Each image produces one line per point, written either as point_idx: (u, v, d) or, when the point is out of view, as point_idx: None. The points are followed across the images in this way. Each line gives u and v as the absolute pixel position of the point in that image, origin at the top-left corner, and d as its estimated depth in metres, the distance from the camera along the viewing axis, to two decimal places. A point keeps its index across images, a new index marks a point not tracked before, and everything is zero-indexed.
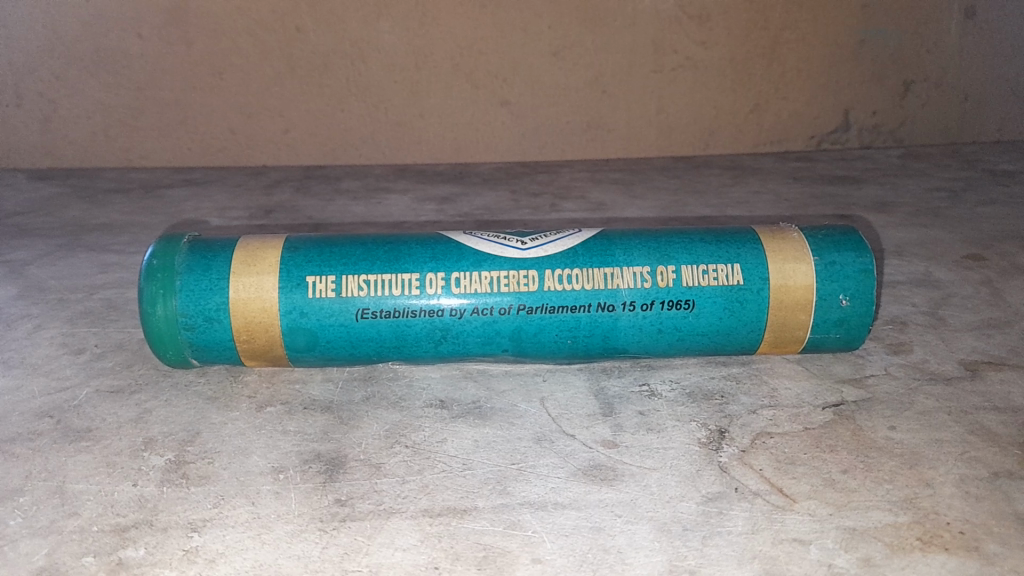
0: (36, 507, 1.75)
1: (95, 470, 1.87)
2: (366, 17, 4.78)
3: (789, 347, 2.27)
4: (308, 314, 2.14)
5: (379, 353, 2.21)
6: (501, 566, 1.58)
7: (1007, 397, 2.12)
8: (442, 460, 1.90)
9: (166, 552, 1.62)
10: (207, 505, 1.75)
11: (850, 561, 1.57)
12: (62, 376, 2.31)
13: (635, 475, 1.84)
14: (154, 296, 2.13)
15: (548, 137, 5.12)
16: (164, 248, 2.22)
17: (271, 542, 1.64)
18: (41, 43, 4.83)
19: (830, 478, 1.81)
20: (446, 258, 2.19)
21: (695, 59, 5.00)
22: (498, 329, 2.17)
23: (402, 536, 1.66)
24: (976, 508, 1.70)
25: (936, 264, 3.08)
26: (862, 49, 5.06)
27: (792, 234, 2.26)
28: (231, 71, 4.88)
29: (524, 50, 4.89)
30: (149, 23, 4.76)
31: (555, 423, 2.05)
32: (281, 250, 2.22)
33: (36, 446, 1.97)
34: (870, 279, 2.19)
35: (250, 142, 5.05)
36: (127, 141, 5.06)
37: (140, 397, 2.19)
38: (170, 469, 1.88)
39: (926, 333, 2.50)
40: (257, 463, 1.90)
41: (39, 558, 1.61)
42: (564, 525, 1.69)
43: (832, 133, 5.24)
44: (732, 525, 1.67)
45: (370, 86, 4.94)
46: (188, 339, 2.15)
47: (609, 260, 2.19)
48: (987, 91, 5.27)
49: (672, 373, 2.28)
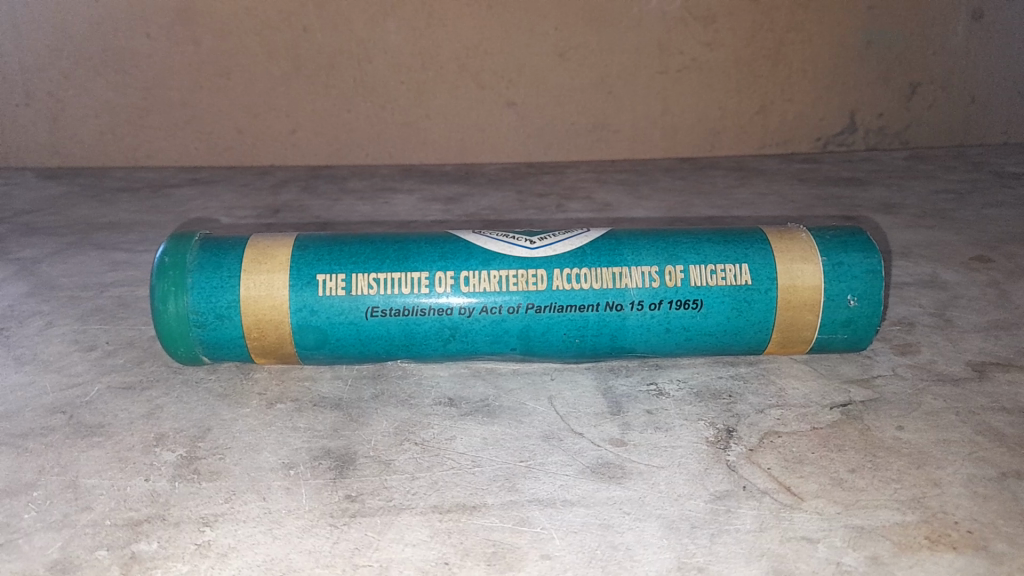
0: (49, 502, 1.77)
1: (107, 465, 1.89)
2: (373, 18, 4.79)
3: (796, 347, 2.27)
4: (317, 312, 2.15)
5: (388, 351, 2.22)
6: (511, 562, 1.59)
7: (1014, 397, 2.13)
8: (451, 458, 1.91)
9: (178, 546, 1.64)
10: (218, 500, 1.77)
11: (857, 559, 1.58)
12: (73, 372, 2.33)
13: (643, 473, 1.84)
14: (165, 294, 2.15)
15: (554, 138, 5.13)
16: (175, 246, 2.23)
17: (282, 537, 1.66)
18: (50, 43, 4.86)
19: (838, 477, 1.82)
20: (455, 256, 2.20)
21: (701, 61, 5.01)
22: (507, 328, 2.18)
23: (411, 532, 1.67)
24: (983, 507, 1.71)
25: (943, 265, 3.09)
26: (868, 51, 5.06)
27: (799, 235, 2.27)
28: (238, 71, 4.90)
29: (531, 51, 4.90)
30: (157, 23, 4.79)
31: (563, 422, 2.06)
32: (291, 248, 2.23)
33: (49, 441, 1.98)
34: (877, 279, 2.20)
35: (257, 141, 5.07)
36: (135, 140, 5.08)
37: (151, 393, 2.20)
38: (182, 465, 1.89)
39: (933, 334, 2.50)
40: (267, 459, 1.91)
41: (53, 551, 1.62)
42: (572, 522, 1.69)
43: (838, 135, 5.24)
44: (740, 523, 1.68)
45: (377, 87, 4.96)
46: (198, 337, 2.17)
47: (617, 260, 2.20)
48: (993, 93, 5.27)
49: (679, 373, 2.28)
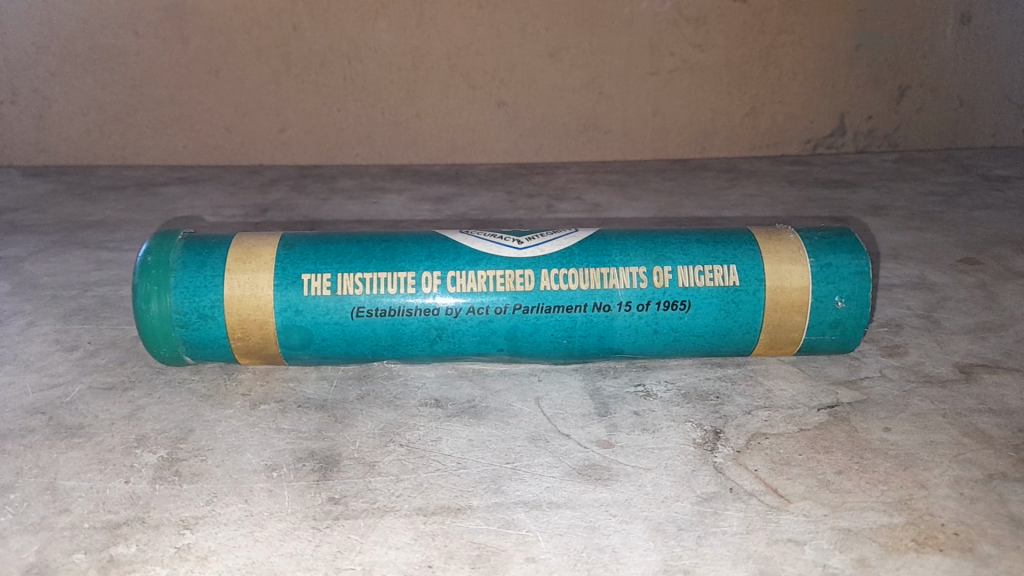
0: (27, 504, 1.74)
1: (87, 467, 1.86)
2: (363, 17, 4.78)
3: (784, 348, 2.26)
4: (303, 312, 2.13)
5: (374, 352, 2.20)
6: (495, 565, 1.57)
7: (1001, 399, 2.12)
8: (437, 459, 1.89)
9: (158, 549, 1.61)
10: (199, 503, 1.74)
11: (845, 562, 1.57)
12: (54, 373, 2.30)
13: (630, 475, 1.83)
14: (148, 293, 2.12)
15: (544, 139, 5.11)
16: (159, 244, 2.21)
17: (264, 540, 1.63)
18: (37, 39, 4.81)
19: (825, 478, 1.81)
20: (442, 257, 2.19)
21: (691, 62, 5.01)
22: (494, 329, 2.16)
23: (395, 534, 1.65)
24: (971, 509, 1.70)
25: (931, 267, 3.09)
26: (858, 54, 5.08)
27: (788, 236, 2.27)
28: (227, 70, 4.87)
29: (522, 51, 4.90)
30: (146, 21, 4.76)
31: (550, 423, 2.04)
32: (276, 247, 2.21)
33: (28, 442, 1.96)
34: (866, 281, 2.19)
35: (246, 141, 5.03)
36: (123, 138, 5.04)
37: (133, 394, 2.17)
38: (163, 466, 1.87)
39: (921, 336, 2.50)
40: (250, 461, 1.89)
41: (30, 554, 1.60)
42: (558, 524, 1.68)
43: (828, 137, 5.25)
44: (727, 526, 1.67)
45: (367, 86, 4.94)
46: (182, 337, 2.14)
47: (604, 260, 2.18)
48: (981, 96, 5.29)
49: (668, 374, 2.27)
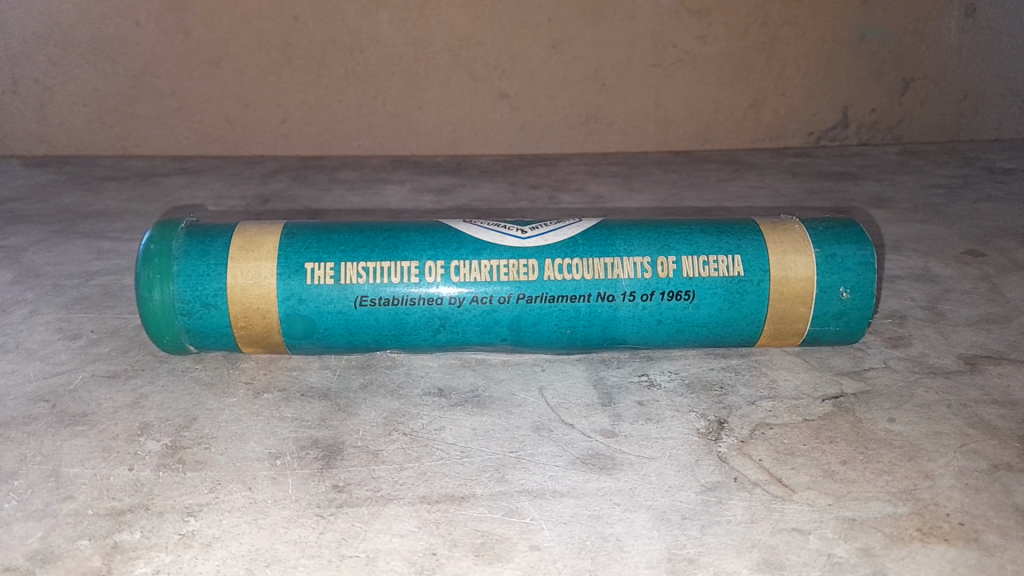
0: (31, 491, 1.74)
1: (91, 455, 1.86)
2: (365, 8, 4.76)
3: (788, 339, 2.26)
4: (306, 301, 2.12)
5: (377, 341, 2.20)
6: (499, 552, 1.57)
7: (1006, 390, 2.12)
8: (440, 448, 1.89)
9: (161, 536, 1.61)
10: (203, 490, 1.74)
11: (849, 551, 1.57)
12: (57, 361, 2.30)
13: (634, 464, 1.83)
14: (150, 281, 2.12)
15: (545, 131, 5.09)
16: (161, 232, 2.20)
17: (267, 527, 1.63)
18: (38, 29, 4.80)
19: (829, 468, 1.81)
20: (445, 246, 2.18)
21: (694, 54, 4.99)
22: (497, 318, 2.16)
23: (400, 522, 1.65)
24: (975, 499, 1.70)
25: (935, 258, 3.09)
26: (862, 46, 5.06)
27: (792, 226, 2.26)
28: (229, 61, 4.85)
29: (524, 42, 4.88)
30: (147, 11, 4.74)
31: (553, 413, 2.04)
32: (279, 236, 2.20)
33: (32, 430, 1.96)
34: (870, 271, 2.18)
35: (247, 131, 5.02)
36: (124, 129, 5.02)
37: (136, 382, 2.17)
38: (166, 454, 1.86)
39: (925, 327, 2.49)
40: (254, 449, 1.88)
41: (34, 540, 1.60)
42: (561, 513, 1.68)
43: (831, 130, 5.23)
44: (731, 515, 1.67)
45: (368, 77, 4.92)
46: (184, 325, 2.14)
47: (609, 250, 2.18)
48: (985, 89, 5.27)
49: (671, 364, 2.27)
